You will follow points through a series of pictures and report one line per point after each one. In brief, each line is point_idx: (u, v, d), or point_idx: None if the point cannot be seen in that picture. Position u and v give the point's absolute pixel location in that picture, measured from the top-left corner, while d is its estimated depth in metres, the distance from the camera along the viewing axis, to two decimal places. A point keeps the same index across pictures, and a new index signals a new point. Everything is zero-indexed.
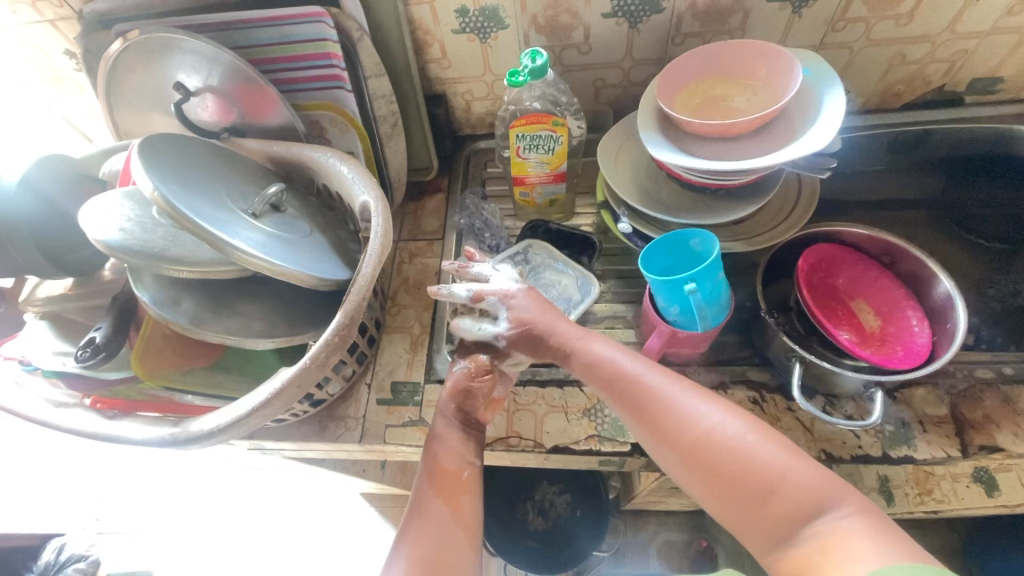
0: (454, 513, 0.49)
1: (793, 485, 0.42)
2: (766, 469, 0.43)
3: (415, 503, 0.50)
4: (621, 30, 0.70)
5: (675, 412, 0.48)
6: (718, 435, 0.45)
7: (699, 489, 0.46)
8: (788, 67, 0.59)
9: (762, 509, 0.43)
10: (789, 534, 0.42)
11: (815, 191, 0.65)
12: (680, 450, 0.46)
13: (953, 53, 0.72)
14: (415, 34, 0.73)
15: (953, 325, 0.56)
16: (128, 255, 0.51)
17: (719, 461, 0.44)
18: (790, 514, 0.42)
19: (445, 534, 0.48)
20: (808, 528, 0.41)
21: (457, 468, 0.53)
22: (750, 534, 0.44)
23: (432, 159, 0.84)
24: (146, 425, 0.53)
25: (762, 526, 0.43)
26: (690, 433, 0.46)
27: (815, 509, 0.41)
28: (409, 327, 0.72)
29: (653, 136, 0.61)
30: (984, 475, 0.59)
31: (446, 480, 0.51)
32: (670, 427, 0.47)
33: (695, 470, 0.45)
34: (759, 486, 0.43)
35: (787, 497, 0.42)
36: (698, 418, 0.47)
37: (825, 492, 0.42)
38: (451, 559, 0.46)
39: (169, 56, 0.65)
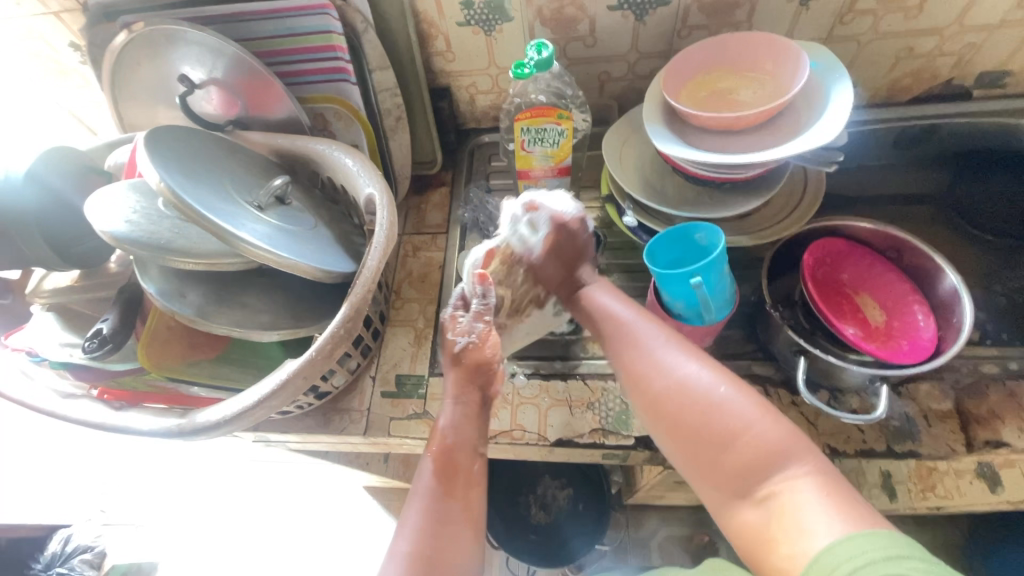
0: (455, 502, 0.48)
1: (754, 439, 0.43)
2: (731, 420, 0.44)
3: (415, 493, 0.49)
4: (626, 23, 0.70)
5: (652, 361, 0.50)
6: (688, 385, 0.47)
7: (666, 436, 0.48)
8: (795, 60, 0.59)
9: (722, 459, 0.44)
10: (744, 485, 0.43)
11: (821, 185, 0.65)
12: (652, 396, 0.49)
13: (961, 47, 0.72)
14: (420, 27, 0.72)
15: (959, 319, 0.56)
16: (135, 247, 0.51)
17: (685, 408, 0.46)
18: (748, 465, 0.43)
19: (447, 527, 0.47)
20: (766, 483, 0.42)
21: (462, 457, 0.52)
22: (708, 484, 0.46)
23: (436, 153, 0.83)
24: (151, 417, 0.53)
25: (721, 475, 0.44)
26: (663, 380, 0.49)
27: (773, 464, 0.42)
28: (413, 321, 0.72)
29: (658, 129, 0.61)
30: (988, 470, 0.58)
31: (448, 470, 0.50)
32: (647, 373, 0.50)
33: (663, 416, 0.48)
34: (720, 436, 0.44)
35: (746, 449, 0.43)
36: (674, 367, 0.49)
37: (786, 450, 0.43)
38: (440, 538, 0.46)
39: (174, 48, 0.65)
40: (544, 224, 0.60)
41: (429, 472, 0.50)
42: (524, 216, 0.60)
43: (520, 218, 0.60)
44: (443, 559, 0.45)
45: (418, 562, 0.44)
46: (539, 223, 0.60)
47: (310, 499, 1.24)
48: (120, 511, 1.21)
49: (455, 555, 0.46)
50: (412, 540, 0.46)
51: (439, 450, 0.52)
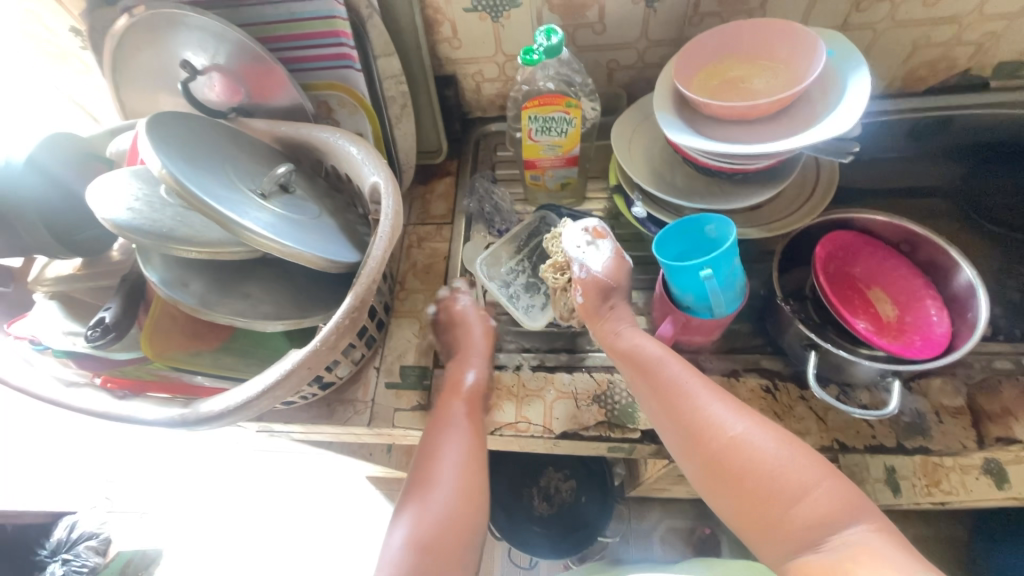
0: (477, 440, 0.57)
1: (824, 495, 0.44)
2: (800, 476, 0.44)
3: (449, 428, 0.57)
4: (637, 9, 0.68)
5: (708, 416, 0.49)
6: (750, 442, 0.46)
7: (724, 494, 0.47)
8: (810, 48, 0.57)
9: (792, 517, 0.44)
10: (813, 542, 0.43)
11: (834, 177, 0.64)
12: (710, 453, 0.47)
13: (980, 36, 0.70)
14: (426, 13, 0.71)
15: (974, 315, 0.55)
16: (138, 235, 0.50)
17: (749, 467, 0.46)
18: (819, 523, 0.43)
19: (470, 461, 0.55)
20: (835, 534, 0.43)
21: (479, 399, 0.60)
22: (770, 543, 0.45)
23: (441, 142, 0.82)
24: (154, 407, 0.52)
25: (789, 533, 0.44)
26: (721, 436, 0.47)
27: (840, 521, 0.43)
28: (418, 312, 0.72)
29: (668, 118, 0.60)
30: (994, 466, 0.57)
31: (470, 411, 0.59)
32: (703, 428, 0.48)
33: (722, 473, 0.47)
34: (789, 491, 0.44)
35: (816, 506, 0.43)
36: (731, 423, 0.48)
37: (852, 506, 0.43)
38: (469, 476, 0.54)
39: (176, 33, 0.64)
40: (606, 252, 0.59)
41: (456, 409, 0.58)
42: (585, 241, 0.59)
43: (581, 243, 0.59)
44: (470, 494, 0.53)
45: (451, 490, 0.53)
46: (600, 250, 0.59)
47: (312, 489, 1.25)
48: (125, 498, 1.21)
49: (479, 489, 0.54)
50: (448, 468, 0.54)
51: (463, 392, 0.60)
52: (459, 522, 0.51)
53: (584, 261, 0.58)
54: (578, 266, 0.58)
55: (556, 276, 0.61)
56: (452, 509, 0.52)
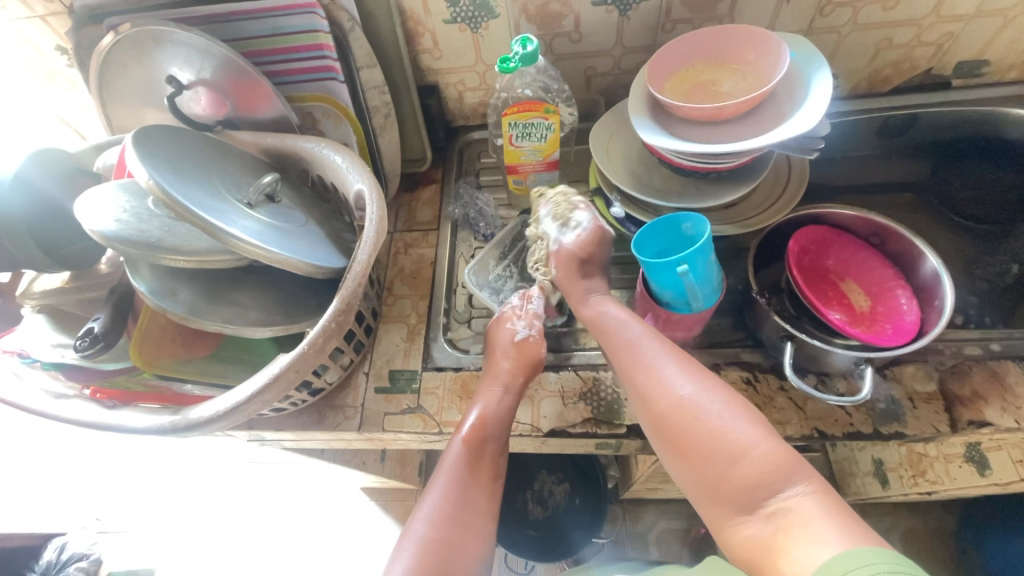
0: (477, 487, 0.55)
1: (759, 458, 0.44)
2: (736, 439, 0.45)
3: (439, 478, 0.55)
4: (610, 17, 0.71)
5: (657, 379, 0.51)
6: (693, 404, 0.48)
7: (671, 455, 0.49)
8: (775, 50, 0.60)
9: (727, 476, 0.45)
10: (747, 501, 0.44)
11: (805, 174, 0.66)
12: (657, 414, 0.50)
13: (939, 37, 0.73)
14: (406, 25, 0.73)
15: (940, 301, 0.57)
16: (125, 245, 0.51)
17: (690, 428, 0.47)
18: (754, 483, 0.44)
19: (463, 516, 0.52)
20: (771, 499, 0.43)
21: (489, 444, 0.58)
22: (711, 504, 0.47)
23: (426, 150, 0.84)
24: (144, 414, 0.53)
25: (725, 492, 0.45)
26: (668, 398, 0.49)
27: (775, 482, 0.43)
28: (406, 316, 0.73)
29: (643, 121, 0.62)
30: (976, 454, 0.61)
31: (476, 461, 0.56)
32: (652, 391, 0.50)
33: (667, 434, 0.49)
34: (725, 453, 0.45)
35: (751, 466, 0.44)
36: (678, 385, 0.49)
37: (788, 467, 0.44)
38: (470, 525, 0.52)
39: (161, 49, 0.66)
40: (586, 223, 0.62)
41: (457, 463, 0.56)
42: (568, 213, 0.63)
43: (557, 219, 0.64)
44: (460, 550, 0.50)
45: (434, 547, 0.50)
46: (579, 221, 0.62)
47: (306, 501, 1.24)
48: (115, 518, 1.19)
49: (471, 544, 0.51)
50: (431, 526, 0.51)
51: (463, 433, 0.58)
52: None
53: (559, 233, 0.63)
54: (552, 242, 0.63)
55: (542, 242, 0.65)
56: (434, 565, 0.48)
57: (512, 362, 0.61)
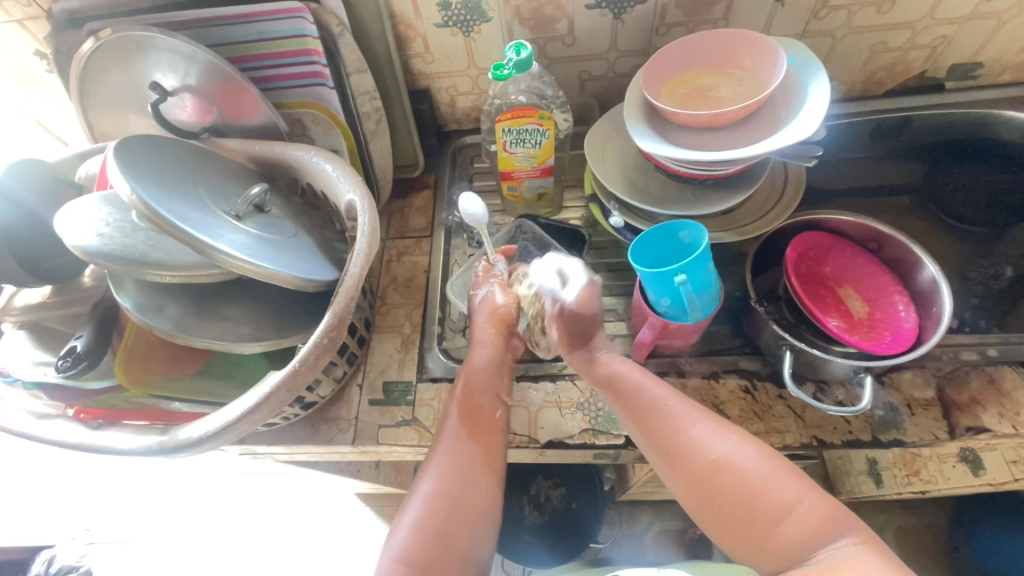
0: (476, 445, 0.53)
1: (806, 510, 0.45)
2: (781, 494, 0.46)
3: (442, 435, 0.54)
4: (604, 21, 0.70)
5: (691, 439, 0.50)
6: (732, 462, 0.48)
7: (708, 513, 0.48)
8: (773, 56, 0.59)
9: (777, 533, 0.45)
10: (800, 557, 0.45)
11: (802, 180, 0.66)
12: (693, 476, 0.49)
13: (933, 40, 0.73)
14: (397, 29, 0.71)
15: (939, 309, 0.57)
16: (109, 262, 0.49)
17: (732, 488, 0.47)
18: (804, 538, 0.45)
19: (472, 470, 0.51)
20: (820, 549, 0.44)
21: (483, 399, 0.57)
22: (758, 561, 0.46)
23: (418, 155, 0.83)
24: (130, 435, 0.51)
25: (775, 549, 0.45)
26: (704, 457, 0.49)
27: (826, 534, 0.45)
28: (399, 326, 0.72)
29: (639, 127, 0.61)
30: (970, 455, 0.60)
31: (474, 417, 0.55)
32: (684, 452, 0.50)
33: (707, 493, 0.48)
34: (772, 511, 0.46)
35: (799, 521, 0.45)
36: (713, 444, 0.50)
37: (836, 520, 0.45)
38: (474, 478, 0.51)
39: (144, 55, 0.64)
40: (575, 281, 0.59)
41: (457, 420, 0.55)
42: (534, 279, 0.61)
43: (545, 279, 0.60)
44: (466, 503, 0.50)
45: (441, 504, 0.49)
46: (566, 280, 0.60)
47: (300, 509, 1.22)
48: (104, 531, 1.17)
49: (481, 498, 0.50)
50: (436, 481, 0.50)
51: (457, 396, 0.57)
52: (448, 536, 0.48)
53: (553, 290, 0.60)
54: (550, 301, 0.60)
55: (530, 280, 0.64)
56: (440, 521, 0.48)
57: (494, 329, 0.61)
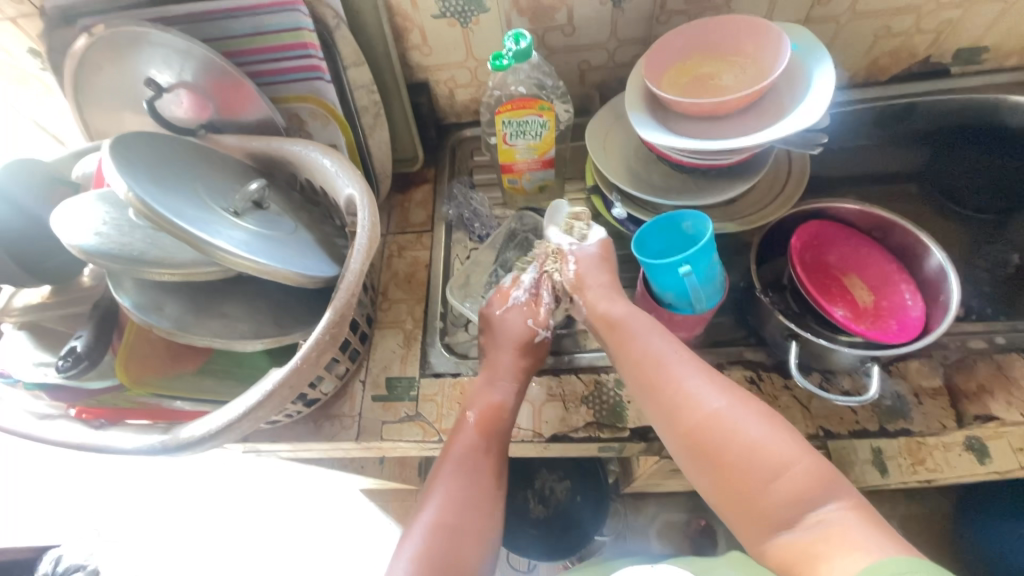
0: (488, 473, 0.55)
1: (800, 471, 0.45)
2: (775, 452, 0.46)
3: (448, 459, 0.55)
4: (604, 10, 0.69)
5: (688, 393, 0.50)
6: (728, 418, 0.48)
7: (700, 468, 0.48)
8: (776, 42, 0.58)
9: (767, 493, 0.45)
10: (789, 516, 0.44)
11: (805, 168, 0.65)
12: (688, 429, 0.49)
13: (939, 24, 0.71)
14: (394, 21, 0.71)
15: (946, 297, 0.56)
16: (107, 260, 0.49)
17: (725, 444, 0.47)
18: (794, 499, 0.44)
19: (476, 499, 0.53)
20: (810, 512, 0.44)
21: (503, 425, 0.58)
22: (746, 522, 0.46)
23: (417, 149, 0.82)
24: (134, 434, 0.51)
25: (765, 507, 0.45)
26: (700, 410, 0.49)
27: (818, 496, 0.44)
28: (401, 322, 0.71)
29: (641, 117, 0.60)
30: (975, 443, 0.57)
31: (488, 441, 0.56)
32: (681, 406, 0.50)
33: (700, 446, 0.48)
34: (765, 467, 0.45)
35: (791, 482, 0.45)
36: (711, 399, 0.49)
37: (830, 482, 0.44)
38: (481, 504, 0.53)
39: (138, 51, 0.63)
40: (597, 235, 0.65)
41: (463, 445, 0.56)
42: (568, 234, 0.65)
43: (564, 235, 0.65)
44: (466, 535, 0.51)
45: (447, 533, 0.50)
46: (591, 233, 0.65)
47: (305, 504, 1.22)
48: (111, 529, 1.17)
49: (480, 530, 0.52)
50: (439, 512, 0.51)
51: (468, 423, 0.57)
52: (446, 566, 0.49)
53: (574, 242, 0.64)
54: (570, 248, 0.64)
55: (578, 227, 0.65)
56: (444, 549, 0.49)
57: (512, 351, 0.61)
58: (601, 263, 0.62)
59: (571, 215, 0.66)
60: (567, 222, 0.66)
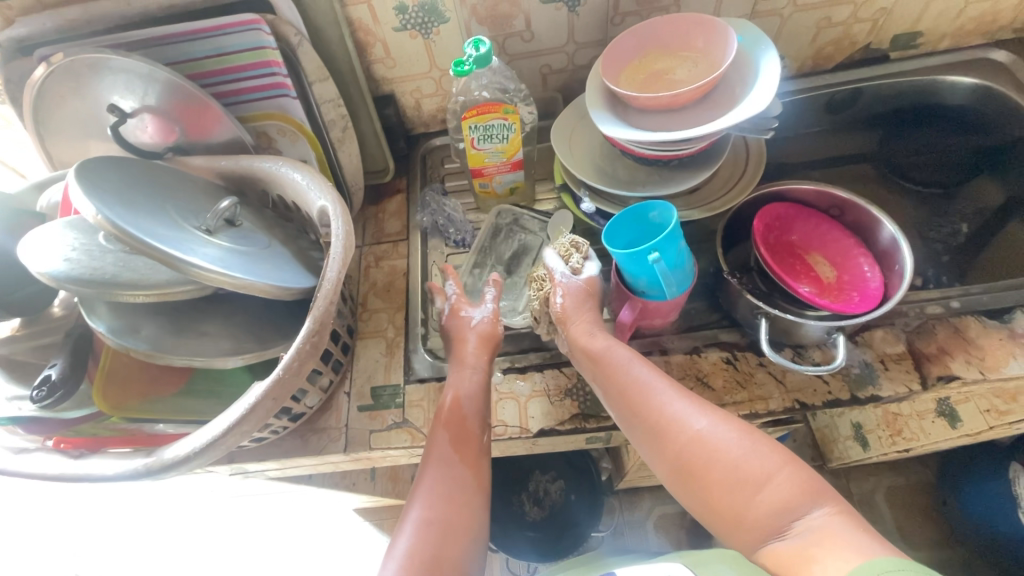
0: (462, 464, 0.54)
1: (784, 482, 0.46)
2: (759, 466, 0.47)
3: (430, 459, 0.54)
4: (560, 15, 0.71)
5: (671, 416, 0.51)
6: (711, 437, 0.49)
7: (689, 487, 0.49)
8: (723, 35, 0.61)
9: (753, 506, 0.46)
10: (778, 527, 0.45)
11: (762, 153, 0.68)
12: (673, 452, 0.50)
13: (874, 13, 0.75)
14: (356, 36, 0.72)
15: (900, 266, 0.59)
16: (78, 287, 0.48)
17: (711, 462, 0.48)
18: (780, 510, 0.45)
19: (460, 494, 0.52)
20: (798, 519, 0.45)
21: (467, 421, 0.58)
22: (737, 534, 0.47)
23: (388, 161, 0.83)
24: (114, 460, 0.50)
25: (754, 521, 0.46)
26: (684, 432, 0.50)
27: (803, 504, 0.45)
28: (383, 331, 0.72)
29: (602, 114, 0.63)
30: (947, 409, 0.69)
31: (462, 439, 0.56)
32: (665, 429, 0.51)
33: (687, 466, 0.49)
34: (749, 482, 0.47)
35: (775, 493, 0.46)
36: (693, 420, 0.51)
37: (814, 491, 0.46)
38: (463, 500, 0.52)
39: (98, 78, 0.62)
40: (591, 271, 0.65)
41: (445, 443, 0.56)
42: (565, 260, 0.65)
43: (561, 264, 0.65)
44: (453, 527, 0.50)
45: (435, 528, 0.49)
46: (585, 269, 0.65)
47: (297, 528, 1.20)
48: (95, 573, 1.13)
49: (468, 522, 0.50)
50: (427, 507, 0.51)
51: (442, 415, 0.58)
52: (438, 559, 0.47)
53: (566, 271, 0.64)
54: (560, 275, 0.64)
55: (574, 256, 0.65)
56: (435, 545, 0.48)
57: (474, 339, 0.64)
58: (587, 297, 0.63)
59: (573, 244, 0.66)
60: (566, 246, 0.66)
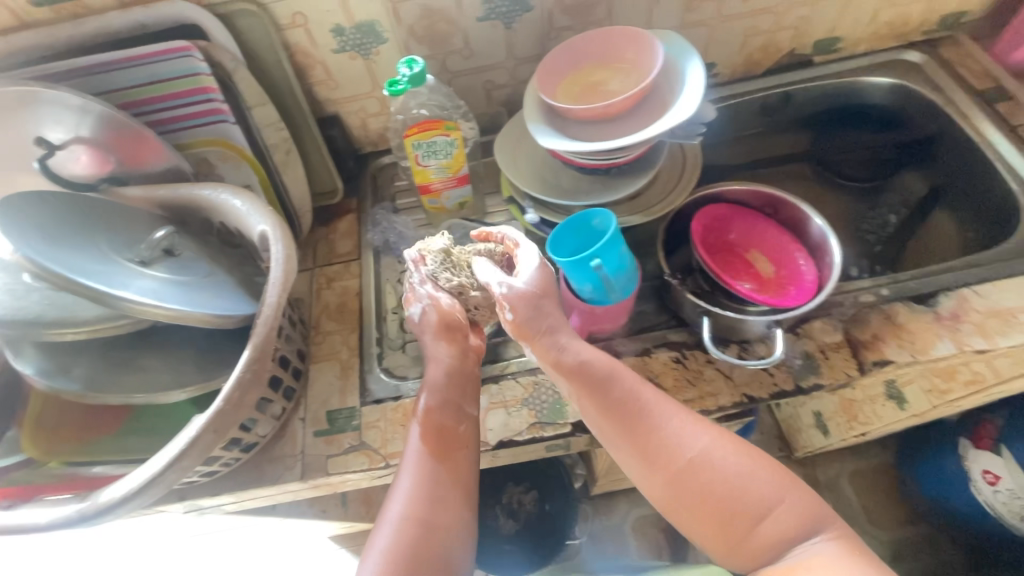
0: (441, 463, 0.53)
1: (784, 509, 0.48)
2: (760, 493, 0.48)
3: (407, 459, 0.53)
4: (496, 31, 0.73)
5: (668, 436, 0.50)
6: (710, 459, 0.49)
7: (684, 509, 0.49)
8: (650, 46, 0.64)
9: (755, 532, 0.48)
10: (778, 552, 0.47)
11: (698, 158, 0.70)
12: (671, 474, 0.49)
13: (796, 20, 0.79)
14: (294, 59, 0.72)
15: (831, 258, 0.62)
16: (5, 328, 0.47)
17: (712, 482, 0.49)
18: (782, 536, 0.47)
19: (441, 494, 0.51)
20: (799, 545, 0.47)
21: (450, 437, 0.54)
22: (733, 555, 0.49)
23: (336, 181, 0.82)
24: (47, 507, 0.48)
25: (753, 543, 0.48)
26: (683, 456, 0.50)
27: (803, 531, 0.47)
28: (337, 353, 0.71)
29: (541, 127, 0.64)
30: (895, 394, 0.71)
31: (442, 459, 0.53)
32: (662, 450, 0.50)
33: (686, 489, 0.49)
34: (752, 509, 0.48)
35: (779, 519, 0.48)
36: (692, 442, 0.50)
37: (814, 517, 0.48)
38: (448, 508, 0.51)
39: (20, 109, 0.60)
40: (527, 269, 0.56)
41: (425, 456, 0.53)
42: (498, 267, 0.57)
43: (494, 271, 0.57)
44: (442, 540, 0.49)
45: (414, 526, 0.49)
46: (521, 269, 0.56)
47: (267, 564, 1.16)
48: None
49: (456, 522, 0.50)
50: (406, 504, 0.50)
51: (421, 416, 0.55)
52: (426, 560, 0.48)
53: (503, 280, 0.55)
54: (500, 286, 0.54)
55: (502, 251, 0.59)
56: (417, 543, 0.48)
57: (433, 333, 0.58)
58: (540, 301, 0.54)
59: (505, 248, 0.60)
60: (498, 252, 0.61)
